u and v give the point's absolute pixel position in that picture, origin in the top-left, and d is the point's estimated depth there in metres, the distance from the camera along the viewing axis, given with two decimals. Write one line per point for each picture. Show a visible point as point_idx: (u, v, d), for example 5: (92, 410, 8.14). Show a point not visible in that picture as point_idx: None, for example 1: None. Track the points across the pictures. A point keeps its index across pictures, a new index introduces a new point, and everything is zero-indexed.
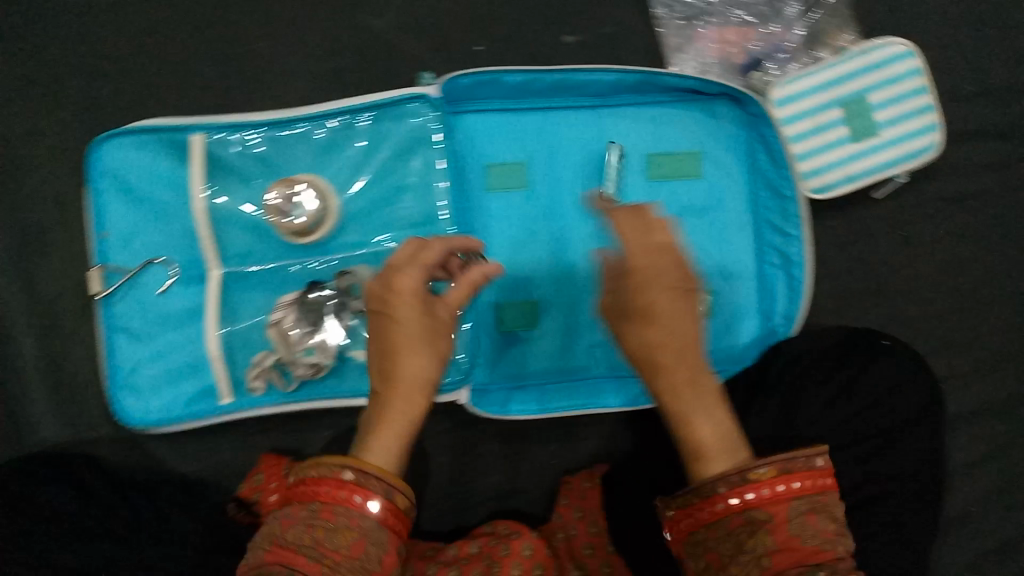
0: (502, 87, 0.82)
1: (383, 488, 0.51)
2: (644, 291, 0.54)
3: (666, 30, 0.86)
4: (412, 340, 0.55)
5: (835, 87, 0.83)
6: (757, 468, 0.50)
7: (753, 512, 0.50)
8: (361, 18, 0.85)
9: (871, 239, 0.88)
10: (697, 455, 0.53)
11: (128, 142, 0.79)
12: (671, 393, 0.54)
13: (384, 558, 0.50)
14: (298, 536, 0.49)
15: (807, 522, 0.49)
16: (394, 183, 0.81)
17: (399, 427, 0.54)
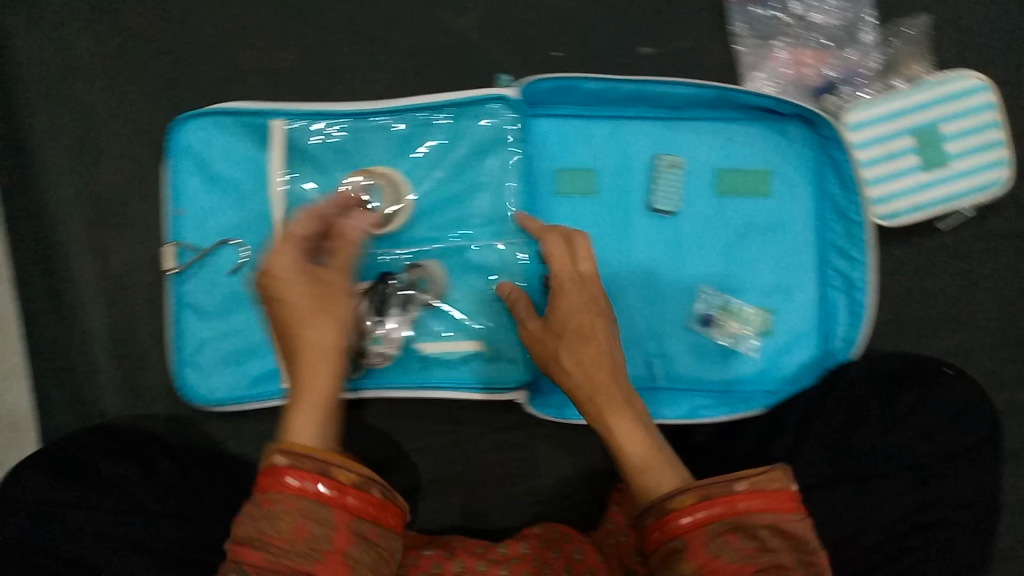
0: (579, 93, 0.83)
1: (312, 464, 0.54)
2: (568, 312, 0.70)
3: (742, 47, 0.86)
4: (302, 315, 0.62)
5: (909, 115, 0.84)
6: (678, 496, 0.57)
7: (673, 543, 0.56)
8: (442, 16, 0.86)
9: (932, 269, 0.89)
10: (641, 470, 0.62)
11: (217, 124, 0.80)
12: (597, 408, 0.66)
13: (335, 530, 0.53)
14: (245, 527, 0.52)
15: (725, 542, 0.55)
16: (469, 180, 0.82)
17: (319, 399, 0.60)
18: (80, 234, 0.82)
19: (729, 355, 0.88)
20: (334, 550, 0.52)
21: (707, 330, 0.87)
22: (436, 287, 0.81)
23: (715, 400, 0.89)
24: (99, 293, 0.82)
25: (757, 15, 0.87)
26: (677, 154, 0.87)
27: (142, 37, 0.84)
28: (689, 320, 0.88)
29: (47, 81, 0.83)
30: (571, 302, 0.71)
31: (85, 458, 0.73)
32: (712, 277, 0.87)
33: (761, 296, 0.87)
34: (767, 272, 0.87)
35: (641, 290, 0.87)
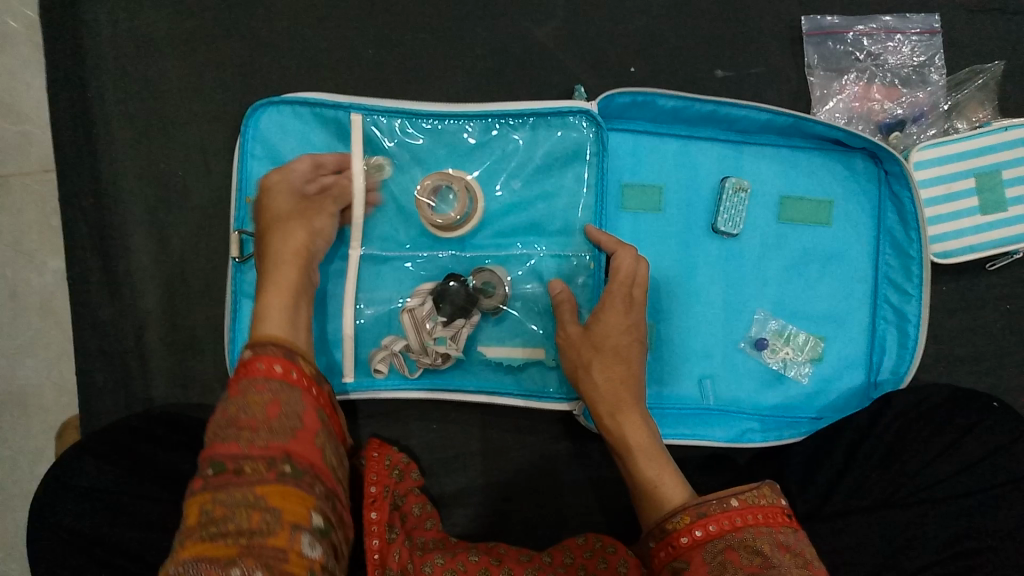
0: (655, 110, 0.84)
1: (276, 351, 0.60)
2: (610, 332, 0.74)
3: (814, 78, 0.89)
4: (279, 221, 0.72)
5: (972, 158, 0.86)
6: (674, 518, 0.64)
7: (677, 562, 0.62)
8: (523, 25, 0.87)
9: (977, 308, 0.91)
10: (653, 486, 0.68)
11: (297, 115, 0.80)
12: (614, 422, 0.72)
13: (303, 413, 0.58)
14: (218, 422, 0.54)
15: (727, 559, 0.60)
16: (543, 190, 0.82)
17: (284, 288, 0.68)
18: (148, 216, 0.83)
19: (779, 380, 0.88)
20: (305, 430, 0.57)
21: (760, 354, 0.87)
22: (500, 293, 0.80)
23: (761, 423, 0.87)
24: (158, 277, 0.82)
25: (832, 48, 0.89)
26: (743, 176, 0.87)
27: (231, 33, 0.85)
28: (743, 342, 0.88)
29: (133, 69, 0.84)
30: (614, 322, 0.75)
31: (136, 442, 0.71)
32: (768, 302, 0.88)
33: (814, 323, 0.88)
34: (821, 299, 0.88)
35: (697, 307, 0.87)
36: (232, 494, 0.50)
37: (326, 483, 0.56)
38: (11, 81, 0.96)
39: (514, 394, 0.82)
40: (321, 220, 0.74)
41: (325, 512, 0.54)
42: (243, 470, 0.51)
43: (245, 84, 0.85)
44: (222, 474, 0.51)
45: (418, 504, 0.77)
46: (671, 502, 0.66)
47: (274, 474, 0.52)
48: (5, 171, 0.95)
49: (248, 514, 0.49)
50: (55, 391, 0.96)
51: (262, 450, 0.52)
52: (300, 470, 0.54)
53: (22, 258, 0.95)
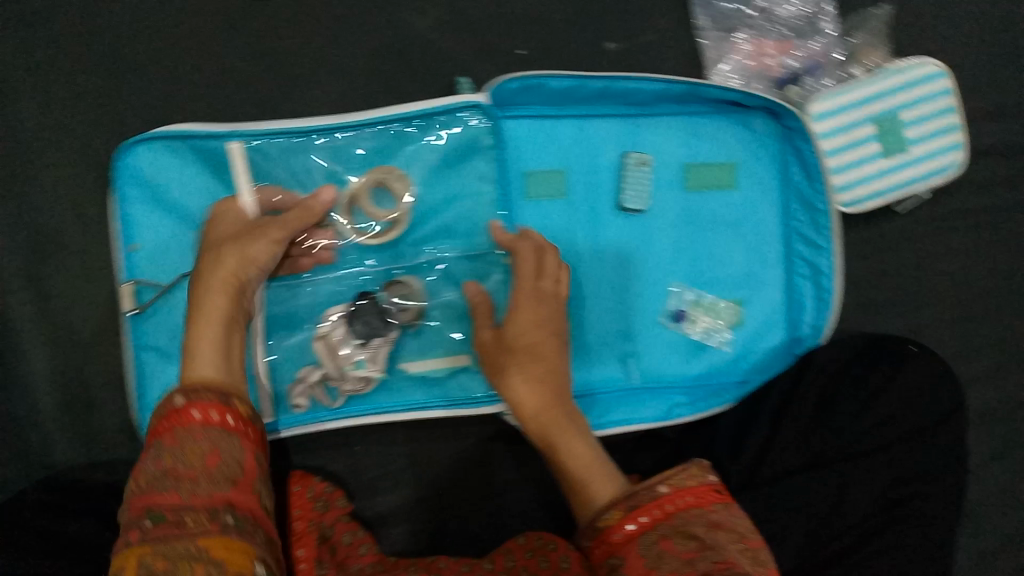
0: (545, 92, 0.80)
1: (210, 397, 0.55)
2: (524, 333, 0.72)
3: (706, 40, 0.86)
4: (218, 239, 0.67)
5: (870, 103, 0.85)
6: (606, 515, 0.61)
7: (613, 559, 0.59)
8: (397, 19, 0.83)
9: (892, 252, 0.91)
10: (581, 480, 0.66)
11: (174, 151, 0.76)
12: (544, 426, 0.69)
13: (245, 460, 0.54)
14: (154, 473, 0.51)
15: (662, 550, 0.57)
16: (444, 192, 0.80)
17: (210, 328, 0.61)
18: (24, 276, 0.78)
19: (701, 350, 0.87)
20: (245, 476, 0.53)
21: (679, 326, 0.86)
22: (415, 304, 0.78)
23: (688, 395, 0.87)
24: (43, 335, 0.78)
25: (720, 8, 0.87)
26: (644, 150, 0.85)
27: (86, 71, 0.80)
28: (662, 316, 0.86)
29: None
30: (524, 321, 0.72)
31: (41, 521, 0.67)
32: (683, 273, 0.86)
33: (730, 288, 0.87)
34: (733, 261, 0.87)
35: (613, 288, 0.85)
36: (173, 546, 0.48)
37: (269, 531, 0.53)
38: None
39: (442, 406, 0.79)
40: (260, 250, 0.66)
41: (269, 562, 0.51)
42: (185, 522, 0.49)
43: (110, 123, 0.80)
44: (163, 526, 0.49)
45: (348, 532, 0.75)
46: (599, 497, 0.64)
47: (216, 528, 0.49)
48: None
49: (190, 569, 0.47)
50: None
51: (204, 501, 0.50)
52: (242, 519, 0.51)
53: None
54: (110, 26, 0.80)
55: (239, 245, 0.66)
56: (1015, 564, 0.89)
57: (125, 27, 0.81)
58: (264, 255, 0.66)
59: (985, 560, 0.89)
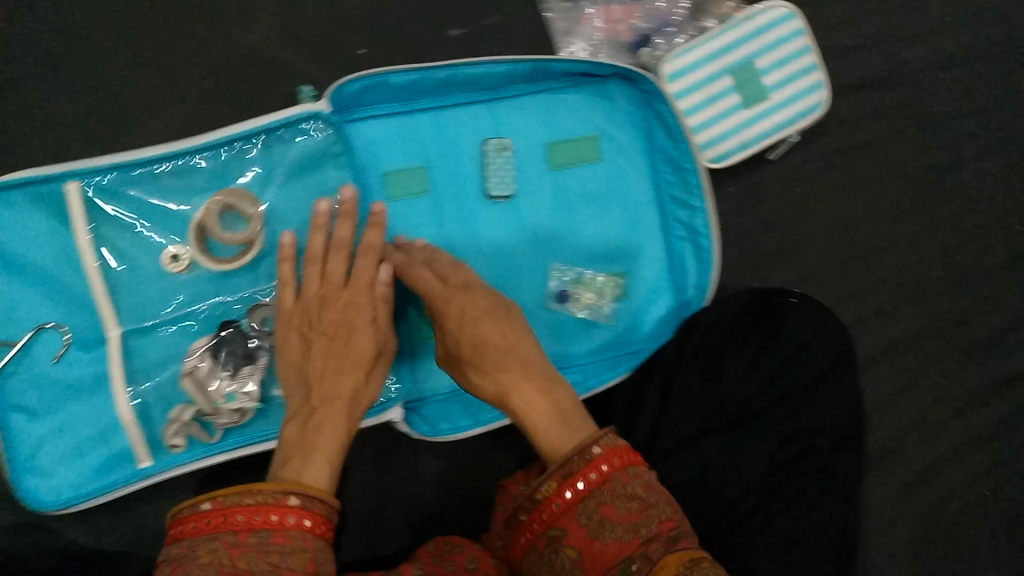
0: (389, 90, 0.78)
1: (321, 506, 0.59)
2: (470, 326, 0.63)
3: (551, 13, 0.84)
4: (354, 363, 0.68)
5: (723, 55, 0.84)
6: (541, 486, 0.55)
7: (553, 531, 0.54)
8: (229, 33, 0.80)
9: (770, 200, 0.90)
10: (540, 436, 0.59)
11: (10, 200, 0.73)
12: (517, 390, 0.60)
13: (328, 564, 0.58)
14: (253, 563, 0.53)
15: (603, 518, 0.53)
16: (298, 206, 0.78)
17: (332, 446, 0.63)
18: None
19: (589, 326, 0.86)
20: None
21: (563, 307, 0.85)
22: None
23: (582, 373, 0.85)
24: None
25: None
26: (503, 134, 0.84)
27: None
28: (546, 298, 0.85)
29: None
30: (467, 317, 0.63)
31: None
32: (562, 252, 0.85)
33: (610, 261, 0.86)
34: (610, 234, 0.86)
35: (493, 279, 0.83)
36: None
37: None
38: None
39: None
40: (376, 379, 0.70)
41: None
42: None
43: None
44: None
45: None
46: (565, 452, 0.57)
47: None
48: None
49: None
50: None
51: None
52: None
53: None
54: None
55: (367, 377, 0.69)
56: (931, 492, 0.89)
57: None
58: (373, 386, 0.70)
59: (904, 492, 0.89)
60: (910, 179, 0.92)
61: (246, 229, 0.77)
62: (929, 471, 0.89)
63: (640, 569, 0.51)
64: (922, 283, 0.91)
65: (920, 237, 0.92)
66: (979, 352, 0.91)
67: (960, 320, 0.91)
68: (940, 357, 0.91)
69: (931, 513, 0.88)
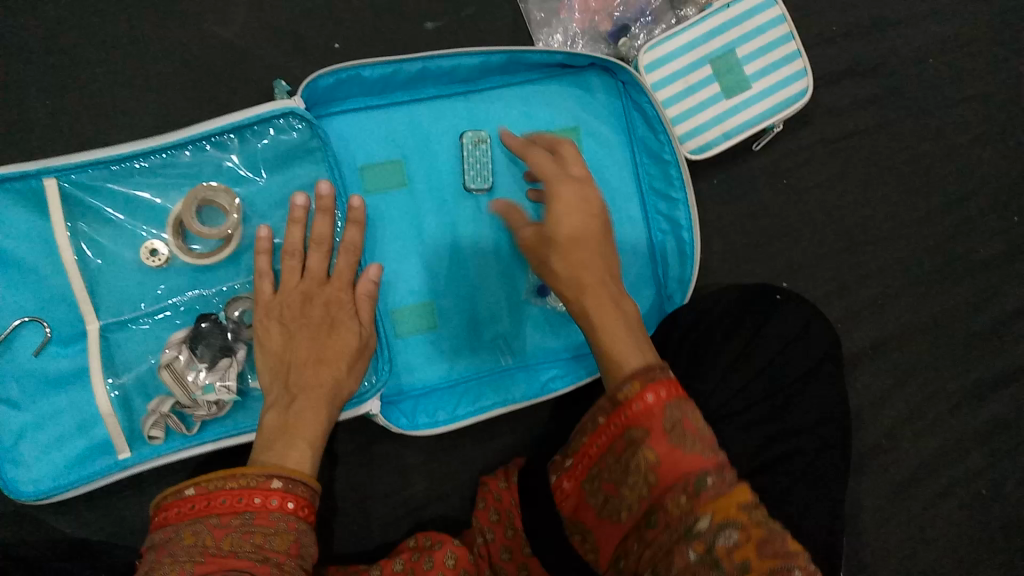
0: (362, 83, 0.79)
1: (304, 490, 0.60)
2: (558, 223, 0.63)
3: (528, 3, 0.85)
4: (333, 358, 0.69)
5: (703, 44, 0.83)
6: (625, 386, 0.52)
7: (634, 431, 0.51)
8: (207, 30, 0.81)
9: (756, 191, 0.88)
10: (610, 350, 0.56)
11: None
12: (582, 295, 0.60)
13: (309, 552, 0.58)
14: (237, 544, 0.54)
15: (685, 430, 0.50)
16: (275, 200, 0.79)
17: (315, 431, 0.65)
18: None
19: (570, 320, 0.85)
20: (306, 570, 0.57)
21: (544, 301, 0.85)
22: None
23: (563, 368, 0.86)
24: None
25: None
26: (480, 126, 0.83)
27: None
28: (526, 292, 0.84)
29: None
30: (564, 210, 0.63)
31: None
32: None
33: None
34: None
35: (472, 272, 0.83)
36: None
37: None
38: None
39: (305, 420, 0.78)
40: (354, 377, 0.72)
41: None
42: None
43: None
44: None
45: None
46: (631, 368, 0.54)
47: None
48: None
49: None
50: None
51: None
52: None
53: None
54: None
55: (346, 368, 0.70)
56: (925, 490, 0.86)
57: None
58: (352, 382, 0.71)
59: (897, 491, 0.86)
60: (899, 170, 0.90)
61: (226, 223, 0.77)
62: (922, 468, 0.87)
63: (716, 484, 0.47)
64: (913, 276, 0.89)
65: (910, 230, 0.90)
66: (970, 346, 0.89)
67: (952, 312, 0.89)
68: (932, 351, 0.88)
69: (925, 513, 0.86)
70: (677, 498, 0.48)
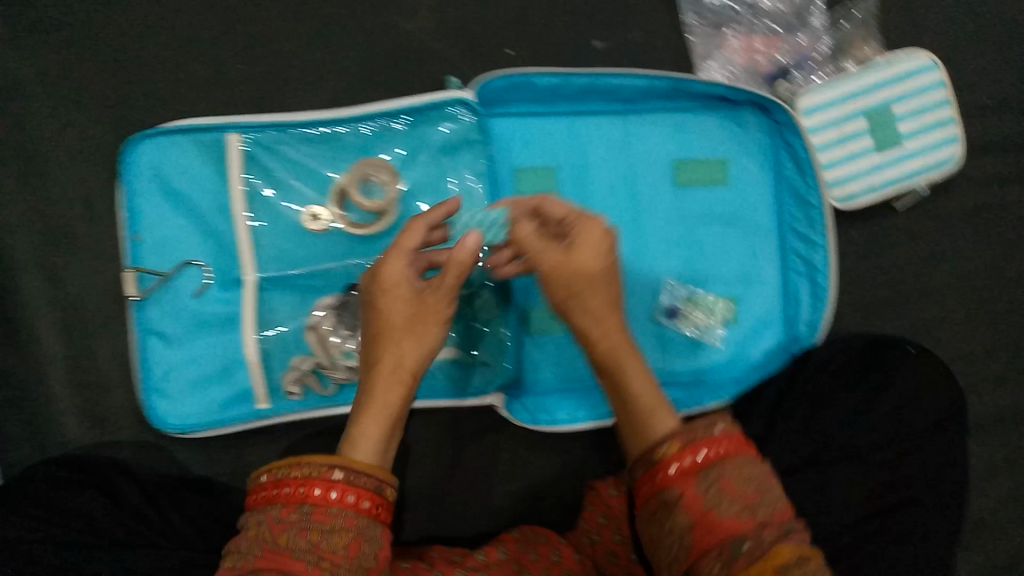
0: (531, 90, 0.82)
1: (367, 482, 0.54)
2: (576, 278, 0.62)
3: (694, 36, 0.87)
4: (395, 329, 0.61)
5: (861, 97, 0.85)
6: (662, 445, 0.55)
7: (667, 493, 0.54)
8: (391, 21, 0.86)
9: (891, 249, 0.89)
10: (640, 413, 0.59)
11: (185, 146, 0.80)
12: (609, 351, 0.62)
13: (381, 551, 0.53)
14: (292, 541, 0.50)
15: (721, 490, 0.52)
16: (433, 187, 0.83)
17: (388, 413, 0.59)
18: (31, 254, 0.81)
19: (696, 347, 0.87)
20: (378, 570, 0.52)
21: (673, 323, 0.86)
22: None
23: (685, 392, 0.87)
24: (56, 320, 0.80)
25: (706, 4, 0.88)
26: (633, 146, 0.86)
27: (94, 67, 0.83)
28: (656, 313, 0.87)
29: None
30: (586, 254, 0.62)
31: (45, 491, 0.70)
32: (677, 268, 0.87)
33: (725, 285, 0.87)
34: (728, 258, 0.87)
35: None
36: None
37: None
38: None
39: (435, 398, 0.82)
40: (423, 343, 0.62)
41: None
42: None
43: (115, 117, 0.83)
44: None
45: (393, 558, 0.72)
46: (659, 434, 0.58)
47: None
48: None
49: None
50: None
51: None
52: None
53: None
54: (118, 23, 0.84)
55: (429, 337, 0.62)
56: None
57: (130, 24, 0.84)
58: (430, 342, 0.62)
59: (994, 569, 0.85)
60: None
61: (383, 198, 0.81)
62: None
63: (752, 549, 0.49)
64: None
65: None
66: None
67: None
68: None
69: None
70: (709, 561, 0.50)
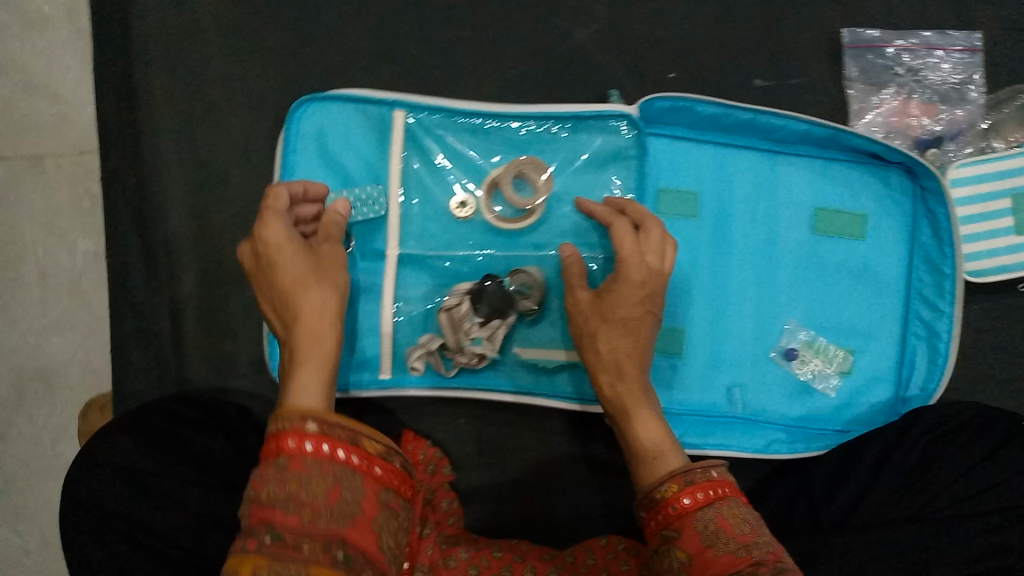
0: (692, 116, 0.84)
1: (342, 433, 0.54)
2: (620, 305, 0.70)
3: (853, 91, 0.90)
4: (302, 279, 0.63)
5: (1010, 176, 0.86)
6: (662, 487, 0.61)
7: (668, 531, 0.59)
8: (565, 28, 0.88)
9: (1004, 329, 0.91)
10: (645, 451, 0.66)
11: (349, 114, 0.81)
12: (618, 389, 0.69)
13: (364, 497, 0.52)
14: (272, 492, 0.50)
15: (719, 528, 0.58)
16: (582, 193, 0.83)
17: (322, 363, 0.60)
18: (185, 197, 0.84)
19: (807, 391, 0.88)
20: (363, 516, 0.52)
21: (789, 365, 0.87)
22: (537, 294, 0.80)
23: (788, 434, 0.88)
24: (197, 263, 0.84)
25: (872, 61, 0.90)
26: (778, 186, 0.87)
27: (274, 30, 0.86)
28: (773, 351, 0.88)
29: (179, 68, 0.85)
30: (626, 295, 0.70)
31: (170, 425, 0.72)
32: (800, 313, 0.88)
33: (845, 337, 0.88)
34: (852, 312, 0.88)
35: (723, 316, 0.87)
36: (289, 567, 0.46)
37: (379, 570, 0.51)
38: (51, 62, 1.00)
39: (545, 399, 0.83)
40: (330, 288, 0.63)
41: None
42: (303, 548, 0.47)
43: (285, 79, 0.86)
44: (282, 545, 0.47)
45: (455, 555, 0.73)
46: (665, 469, 0.64)
47: (329, 559, 0.48)
48: (40, 151, 1.00)
49: None
50: (77, 369, 1.01)
51: (322, 532, 0.49)
52: (352, 557, 0.49)
53: (52, 236, 1.00)
54: None
55: (334, 282, 0.64)
56: None
57: None
58: (337, 286, 0.64)
59: None
60: None
61: (532, 197, 0.81)
62: None
63: None
64: None
65: None
66: None
67: None
68: None
69: None
70: None
